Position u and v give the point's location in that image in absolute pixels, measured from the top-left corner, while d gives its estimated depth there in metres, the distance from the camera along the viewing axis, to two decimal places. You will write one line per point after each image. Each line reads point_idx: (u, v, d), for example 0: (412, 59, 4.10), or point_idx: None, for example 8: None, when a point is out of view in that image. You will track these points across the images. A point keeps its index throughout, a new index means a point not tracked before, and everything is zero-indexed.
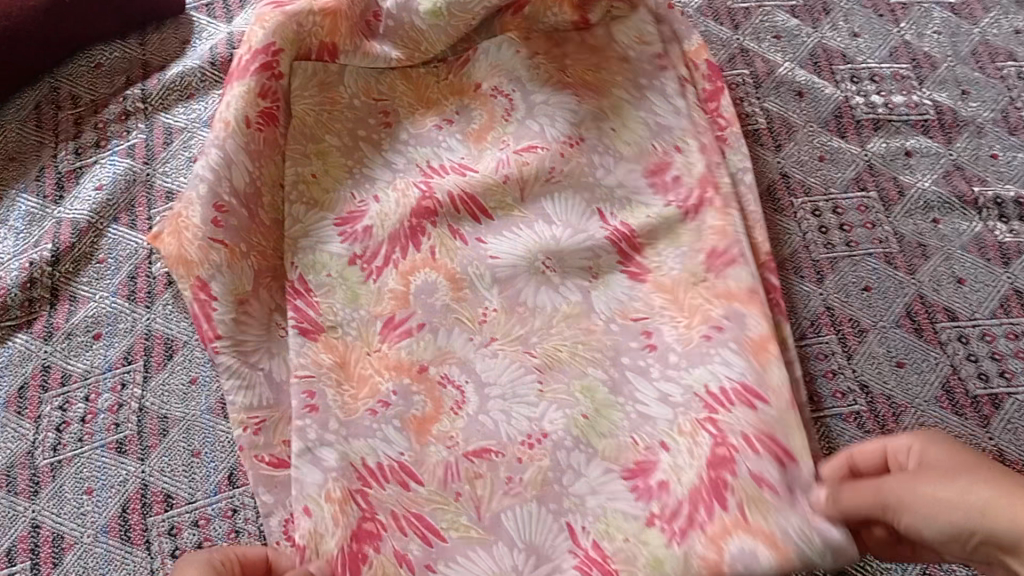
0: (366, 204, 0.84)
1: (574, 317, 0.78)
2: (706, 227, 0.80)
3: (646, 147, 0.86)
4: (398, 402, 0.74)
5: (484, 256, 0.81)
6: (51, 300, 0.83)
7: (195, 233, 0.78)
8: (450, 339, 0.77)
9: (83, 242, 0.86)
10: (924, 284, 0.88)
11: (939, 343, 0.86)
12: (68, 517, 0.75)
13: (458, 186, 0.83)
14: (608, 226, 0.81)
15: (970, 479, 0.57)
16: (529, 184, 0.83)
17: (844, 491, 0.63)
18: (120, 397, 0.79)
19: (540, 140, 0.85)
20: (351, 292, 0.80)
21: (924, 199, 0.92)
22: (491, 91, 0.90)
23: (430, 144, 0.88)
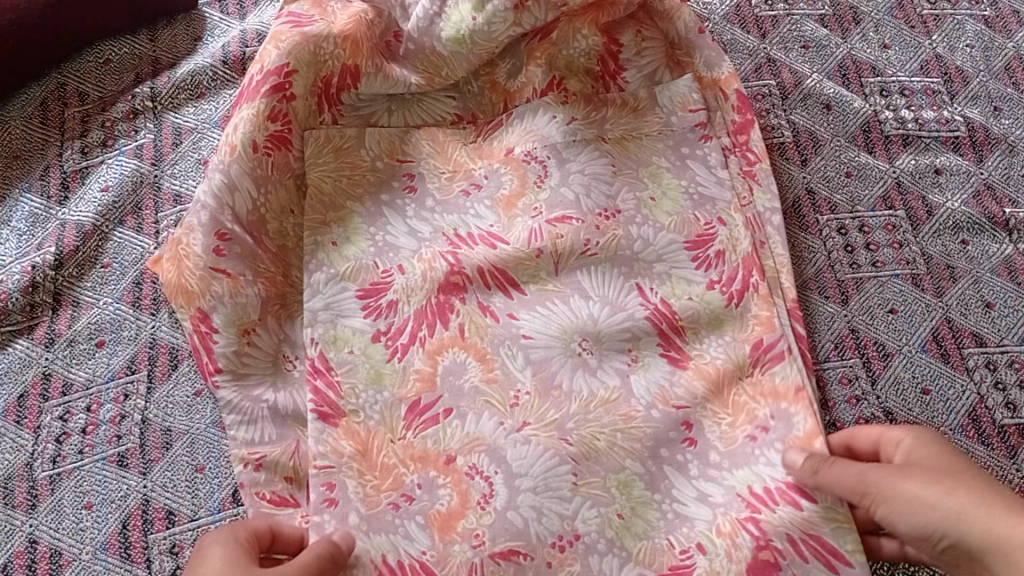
0: (391, 274, 0.81)
1: (611, 404, 0.76)
2: (749, 314, 0.78)
3: (687, 217, 0.83)
4: (422, 497, 0.73)
5: (516, 335, 0.78)
6: (53, 305, 0.81)
7: (195, 262, 0.77)
8: (478, 424, 0.75)
9: (87, 245, 0.83)
10: (952, 307, 0.86)
11: (966, 369, 0.83)
12: (66, 533, 0.72)
13: (488, 259, 0.81)
14: (647, 305, 0.79)
15: (945, 477, 0.60)
16: (564, 258, 0.81)
17: (845, 476, 0.65)
18: (123, 408, 0.77)
19: (574, 210, 0.83)
20: (375, 372, 0.77)
21: (954, 220, 0.90)
22: (524, 156, 0.86)
23: (457, 211, 0.85)
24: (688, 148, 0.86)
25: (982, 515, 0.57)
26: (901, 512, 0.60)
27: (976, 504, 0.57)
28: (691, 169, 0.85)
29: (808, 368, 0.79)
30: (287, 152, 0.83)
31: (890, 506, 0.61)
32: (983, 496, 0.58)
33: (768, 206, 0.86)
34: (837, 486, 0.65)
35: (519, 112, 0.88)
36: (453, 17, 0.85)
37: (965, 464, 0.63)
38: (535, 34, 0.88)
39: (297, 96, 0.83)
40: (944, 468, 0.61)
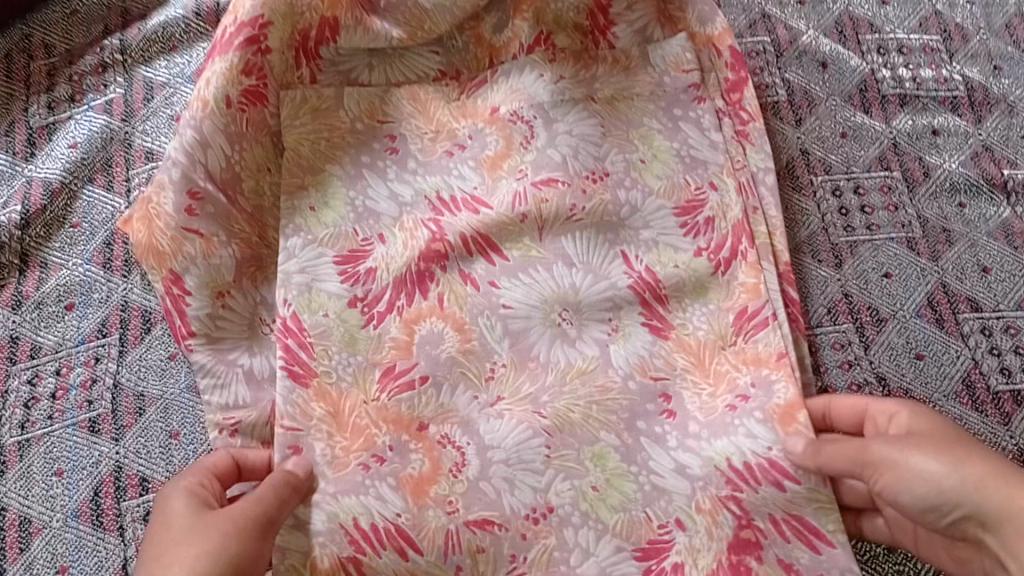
0: (371, 243, 0.79)
1: (588, 375, 0.74)
2: (736, 283, 0.76)
3: (677, 181, 0.81)
4: (394, 459, 0.70)
5: (496, 305, 0.76)
6: (20, 267, 0.78)
7: (166, 223, 0.74)
8: (453, 396, 0.73)
9: (55, 204, 0.80)
10: (948, 272, 0.83)
11: (960, 335, 0.81)
12: (36, 499, 0.70)
13: (471, 225, 0.78)
14: (631, 273, 0.77)
15: (951, 447, 0.59)
16: (548, 223, 0.78)
17: (840, 453, 0.64)
18: (94, 372, 0.74)
19: (560, 173, 0.80)
20: (349, 335, 0.75)
21: (951, 181, 0.87)
22: (510, 115, 0.83)
23: (440, 172, 0.82)
24: (680, 109, 0.84)
25: (999, 487, 0.56)
26: (903, 485, 0.60)
27: (989, 475, 0.57)
28: (684, 130, 0.83)
29: (800, 333, 0.77)
30: (263, 109, 0.80)
31: (892, 481, 0.60)
32: (992, 468, 0.57)
33: (763, 166, 0.84)
34: (829, 459, 0.65)
35: (504, 69, 0.85)
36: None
37: (963, 437, 0.62)
38: None
39: (273, 49, 0.80)
40: (942, 439, 0.61)
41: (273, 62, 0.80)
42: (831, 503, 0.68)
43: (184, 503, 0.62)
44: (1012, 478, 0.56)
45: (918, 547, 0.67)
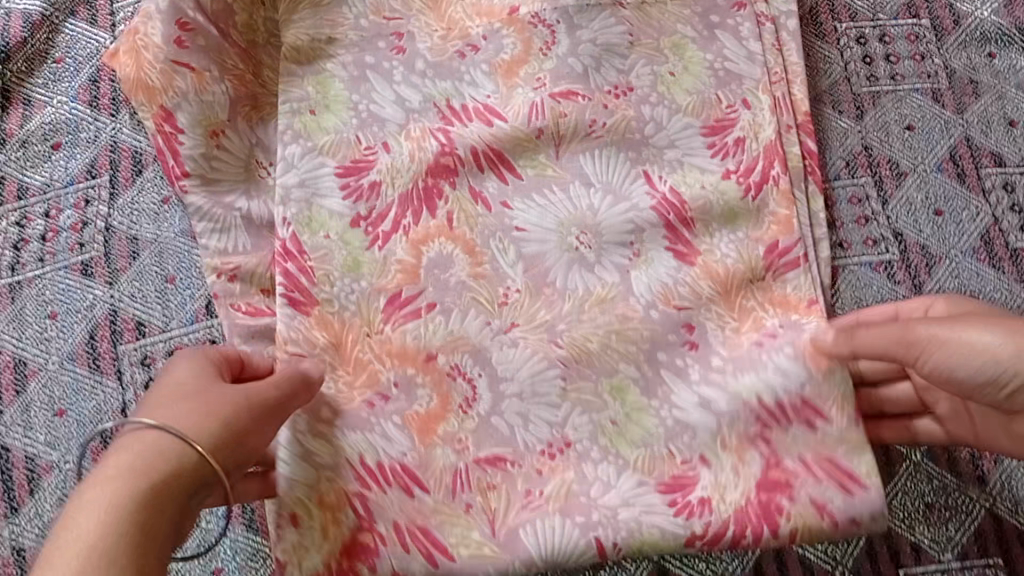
0: (374, 152, 0.71)
1: (607, 303, 0.66)
2: (766, 211, 0.69)
3: (708, 98, 0.73)
4: (398, 396, 0.64)
5: (508, 228, 0.69)
6: (2, 104, 0.74)
7: (156, 55, 0.70)
8: (464, 323, 0.66)
9: (36, 37, 0.76)
10: (973, 125, 0.80)
11: (982, 191, 0.78)
12: (31, 342, 0.68)
13: (483, 138, 0.71)
14: (654, 194, 0.69)
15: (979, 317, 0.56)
16: (565, 139, 0.71)
17: (896, 336, 0.57)
18: (84, 215, 0.71)
19: (580, 84, 0.72)
20: (352, 260, 0.68)
21: (982, 30, 0.83)
22: (530, 17, 0.75)
23: (451, 78, 0.74)
24: (718, 16, 0.75)
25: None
26: (961, 360, 0.54)
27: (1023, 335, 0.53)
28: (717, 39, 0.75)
29: (818, 185, 0.74)
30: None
31: (942, 356, 0.55)
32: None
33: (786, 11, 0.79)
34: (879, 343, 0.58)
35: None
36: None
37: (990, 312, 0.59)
38: None
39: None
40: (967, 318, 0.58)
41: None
42: (853, 444, 0.61)
43: (176, 373, 0.55)
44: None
45: (978, 439, 0.62)
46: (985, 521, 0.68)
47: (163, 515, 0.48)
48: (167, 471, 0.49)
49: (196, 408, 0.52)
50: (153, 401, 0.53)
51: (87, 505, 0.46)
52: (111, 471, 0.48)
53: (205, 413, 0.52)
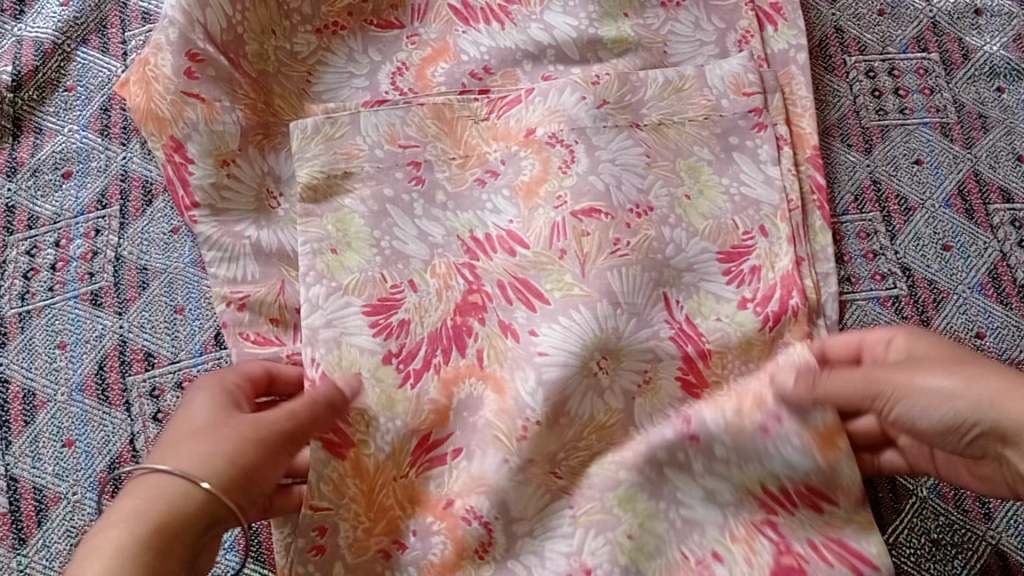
0: (402, 291, 0.68)
1: (635, 442, 0.64)
2: (782, 340, 0.67)
3: (725, 223, 0.71)
4: (416, 545, 0.62)
5: (531, 353, 0.64)
6: (13, 132, 0.74)
7: (166, 86, 0.71)
8: (484, 463, 0.63)
9: (47, 66, 0.76)
10: (981, 160, 0.80)
11: (990, 226, 0.78)
12: (40, 372, 0.68)
13: (507, 270, 0.68)
14: (672, 322, 0.67)
15: (945, 363, 0.55)
16: (592, 256, 0.66)
17: (859, 380, 0.56)
18: (95, 244, 0.71)
19: (604, 201, 0.68)
20: (385, 397, 0.64)
21: (991, 64, 0.83)
22: (547, 137, 0.71)
23: (471, 207, 0.72)
24: (737, 138, 0.74)
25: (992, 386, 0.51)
26: (922, 403, 0.53)
27: (981, 376, 0.52)
28: (733, 163, 0.73)
29: (825, 219, 0.75)
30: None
31: (904, 399, 0.54)
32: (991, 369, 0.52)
33: (793, 43, 0.81)
34: (845, 386, 0.57)
35: (541, 89, 0.73)
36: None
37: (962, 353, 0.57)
38: None
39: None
40: (935, 359, 0.56)
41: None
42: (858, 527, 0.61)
43: (200, 404, 0.57)
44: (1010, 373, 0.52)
45: (939, 472, 0.61)
46: (991, 557, 0.68)
47: (173, 551, 0.48)
48: (174, 510, 0.50)
49: (197, 451, 0.52)
50: (176, 435, 0.55)
51: (97, 542, 0.47)
52: (116, 520, 0.48)
53: (206, 457, 0.52)
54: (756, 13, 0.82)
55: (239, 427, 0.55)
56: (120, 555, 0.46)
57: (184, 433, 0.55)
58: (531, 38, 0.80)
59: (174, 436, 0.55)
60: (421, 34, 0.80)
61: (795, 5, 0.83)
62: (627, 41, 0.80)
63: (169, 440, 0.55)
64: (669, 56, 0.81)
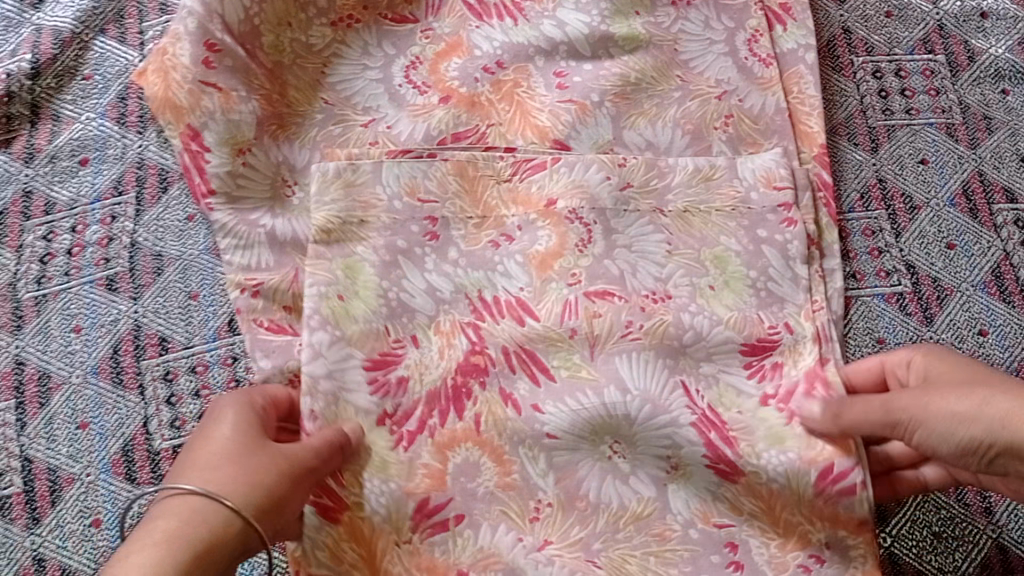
0: (403, 345, 0.69)
1: (644, 519, 0.66)
2: (819, 432, 0.66)
3: (749, 315, 0.71)
4: None
5: (539, 431, 0.67)
6: (31, 118, 0.75)
7: (184, 75, 0.71)
8: (494, 536, 0.65)
9: (66, 55, 0.77)
10: (986, 161, 0.81)
11: (994, 226, 0.79)
12: (55, 355, 0.69)
13: (515, 338, 0.69)
14: (693, 408, 0.67)
15: (958, 384, 0.56)
16: (600, 340, 0.69)
17: (881, 411, 0.59)
18: (111, 230, 0.72)
19: (617, 286, 0.71)
20: (377, 461, 0.65)
21: (996, 67, 0.84)
22: (568, 212, 0.73)
23: (483, 266, 0.72)
24: (765, 230, 0.73)
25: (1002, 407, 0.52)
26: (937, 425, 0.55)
27: (988, 396, 0.53)
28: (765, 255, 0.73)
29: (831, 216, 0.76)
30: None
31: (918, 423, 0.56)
32: (1004, 391, 0.53)
33: (802, 42, 0.83)
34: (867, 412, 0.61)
35: (568, 160, 0.75)
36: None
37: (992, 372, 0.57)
38: None
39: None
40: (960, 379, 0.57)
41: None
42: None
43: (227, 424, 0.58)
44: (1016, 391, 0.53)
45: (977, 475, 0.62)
46: (992, 550, 0.69)
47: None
48: (210, 537, 0.51)
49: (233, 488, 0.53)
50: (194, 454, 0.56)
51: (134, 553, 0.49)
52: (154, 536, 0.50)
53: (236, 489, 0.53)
54: (766, 12, 0.84)
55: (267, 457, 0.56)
56: (159, 571, 0.48)
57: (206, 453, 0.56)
58: (543, 35, 0.81)
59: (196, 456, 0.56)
60: (435, 29, 0.82)
61: (803, 5, 0.84)
62: (638, 38, 0.81)
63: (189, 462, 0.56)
64: (680, 54, 0.82)
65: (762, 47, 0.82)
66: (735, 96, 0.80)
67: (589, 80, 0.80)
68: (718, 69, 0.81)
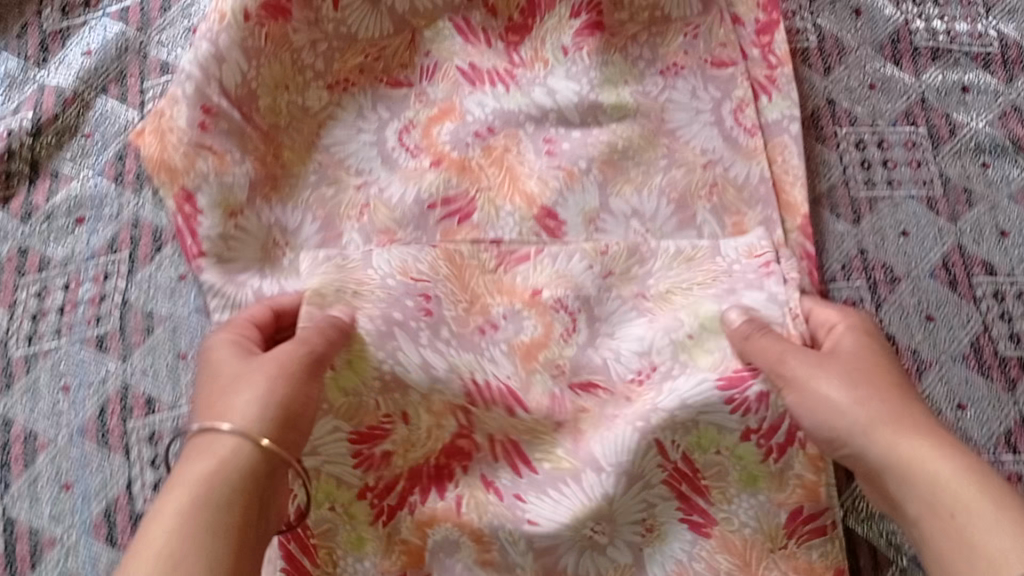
0: (392, 420, 0.70)
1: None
2: (792, 473, 0.71)
3: (731, 353, 0.72)
4: None
5: (519, 520, 0.69)
6: (30, 176, 0.77)
7: (179, 138, 0.73)
8: None
9: (67, 113, 0.79)
10: (965, 234, 0.83)
11: (973, 298, 0.80)
12: (43, 414, 0.70)
13: (502, 429, 0.71)
14: (667, 463, 0.71)
15: (881, 404, 0.62)
16: (582, 426, 0.72)
17: (841, 421, 0.63)
18: (103, 289, 0.74)
19: (602, 375, 0.75)
20: (357, 536, 0.70)
21: (976, 140, 0.86)
22: (553, 301, 0.76)
23: (473, 350, 0.73)
24: (749, 287, 0.75)
25: (914, 448, 0.59)
26: (897, 457, 0.59)
27: (893, 422, 0.61)
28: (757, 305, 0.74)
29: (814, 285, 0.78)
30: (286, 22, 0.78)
31: (868, 441, 0.61)
32: (905, 418, 0.61)
33: (787, 113, 0.84)
34: (812, 412, 0.65)
35: (551, 250, 0.78)
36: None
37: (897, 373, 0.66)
38: None
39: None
40: (881, 381, 0.64)
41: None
42: None
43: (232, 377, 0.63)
44: (918, 426, 0.60)
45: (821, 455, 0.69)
46: None
47: (244, 524, 0.55)
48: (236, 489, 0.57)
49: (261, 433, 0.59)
50: (215, 404, 0.61)
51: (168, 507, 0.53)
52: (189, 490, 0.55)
53: (257, 430, 0.59)
54: (752, 83, 0.85)
55: (275, 404, 0.61)
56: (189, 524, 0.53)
57: (223, 407, 0.61)
58: (534, 102, 0.83)
59: (211, 414, 0.61)
60: (429, 94, 0.84)
61: (790, 77, 0.85)
62: (626, 108, 0.83)
63: (208, 414, 0.61)
64: (667, 123, 0.84)
65: (748, 116, 0.84)
66: (720, 165, 0.82)
67: (577, 147, 0.82)
68: (704, 138, 0.83)
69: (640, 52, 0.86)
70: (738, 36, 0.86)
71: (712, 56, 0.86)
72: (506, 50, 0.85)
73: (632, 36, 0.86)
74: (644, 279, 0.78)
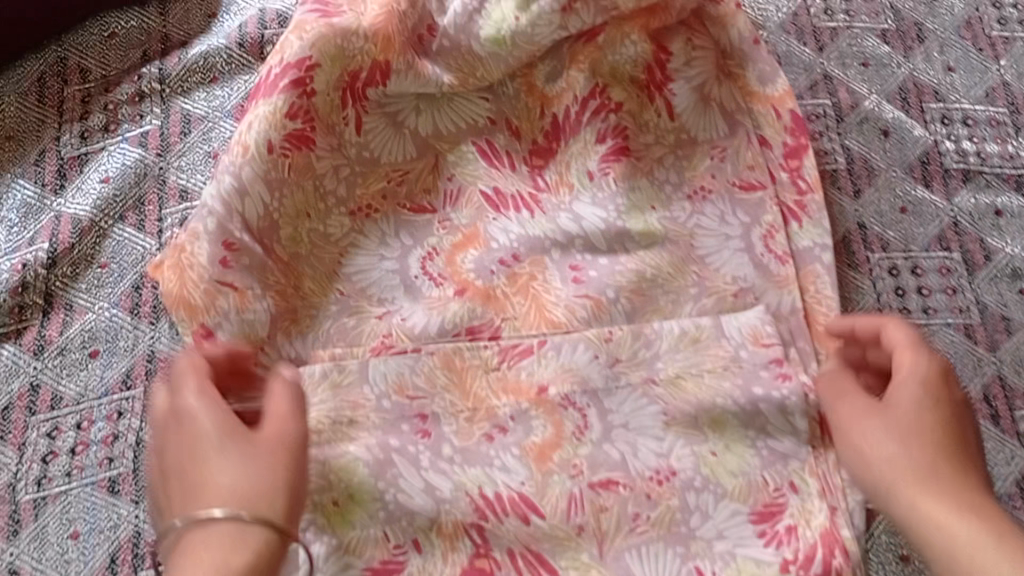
0: (404, 552, 0.69)
1: None
2: None
3: (755, 479, 0.73)
4: None
5: None
6: (44, 308, 0.75)
7: (200, 275, 0.72)
8: None
9: (83, 242, 0.77)
10: (1006, 364, 0.80)
11: (1017, 433, 0.77)
12: (51, 563, 0.67)
13: (520, 540, 0.70)
14: None
15: (929, 468, 0.56)
16: (608, 537, 0.70)
17: (873, 463, 0.59)
18: (116, 428, 0.71)
19: (620, 472, 0.72)
20: None
21: (1012, 267, 0.84)
22: (561, 399, 0.74)
23: (481, 463, 0.72)
24: (761, 387, 0.75)
25: (931, 510, 0.54)
26: (914, 524, 0.55)
27: (924, 460, 0.57)
28: (762, 414, 0.74)
29: None
30: (309, 151, 0.78)
31: (896, 500, 0.57)
32: (952, 498, 0.54)
33: (818, 241, 0.84)
34: (870, 487, 0.59)
35: (554, 342, 0.76)
36: (494, 15, 0.81)
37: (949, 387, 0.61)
38: (581, 35, 0.84)
39: (318, 91, 0.78)
40: (940, 433, 0.58)
41: (320, 106, 0.78)
42: None
43: (202, 404, 0.58)
44: (947, 470, 0.56)
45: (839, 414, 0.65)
46: None
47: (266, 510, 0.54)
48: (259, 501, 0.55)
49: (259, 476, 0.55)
50: (186, 477, 0.56)
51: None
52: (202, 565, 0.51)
53: (250, 473, 0.55)
54: (781, 207, 0.84)
55: (265, 438, 0.58)
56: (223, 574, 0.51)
57: (198, 482, 0.55)
58: (559, 228, 0.81)
59: (188, 475, 0.56)
60: (453, 220, 0.82)
61: (819, 204, 0.84)
62: (654, 234, 0.81)
63: (178, 489, 0.56)
64: (696, 250, 0.82)
65: (779, 243, 0.83)
66: (752, 293, 0.81)
67: (604, 275, 0.79)
68: (734, 266, 0.82)
69: (667, 176, 0.85)
70: (766, 160, 0.86)
71: (739, 179, 0.85)
72: (530, 174, 0.84)
73: (658, 160, 0.85)
74: (652, 363, 0.77)
